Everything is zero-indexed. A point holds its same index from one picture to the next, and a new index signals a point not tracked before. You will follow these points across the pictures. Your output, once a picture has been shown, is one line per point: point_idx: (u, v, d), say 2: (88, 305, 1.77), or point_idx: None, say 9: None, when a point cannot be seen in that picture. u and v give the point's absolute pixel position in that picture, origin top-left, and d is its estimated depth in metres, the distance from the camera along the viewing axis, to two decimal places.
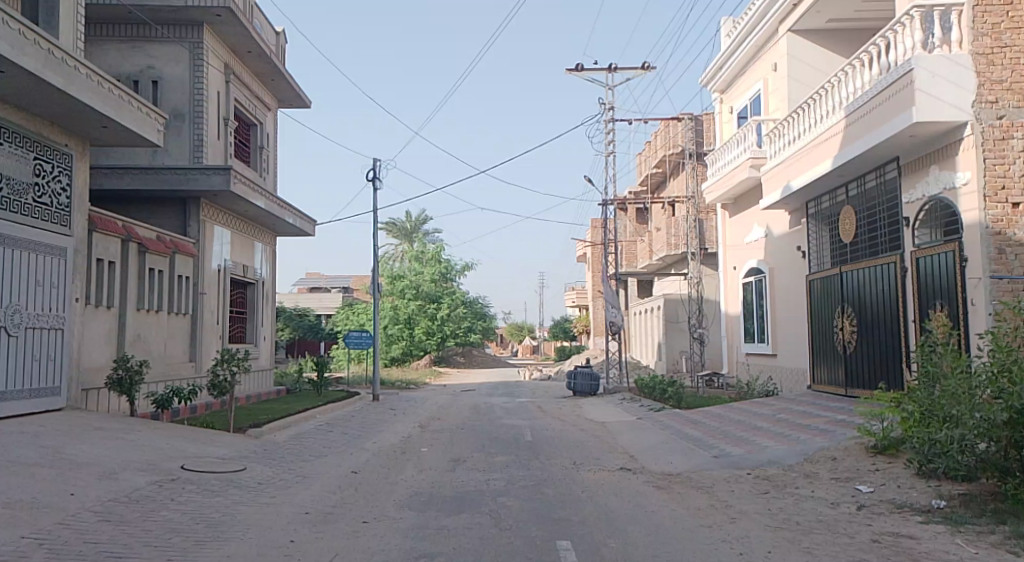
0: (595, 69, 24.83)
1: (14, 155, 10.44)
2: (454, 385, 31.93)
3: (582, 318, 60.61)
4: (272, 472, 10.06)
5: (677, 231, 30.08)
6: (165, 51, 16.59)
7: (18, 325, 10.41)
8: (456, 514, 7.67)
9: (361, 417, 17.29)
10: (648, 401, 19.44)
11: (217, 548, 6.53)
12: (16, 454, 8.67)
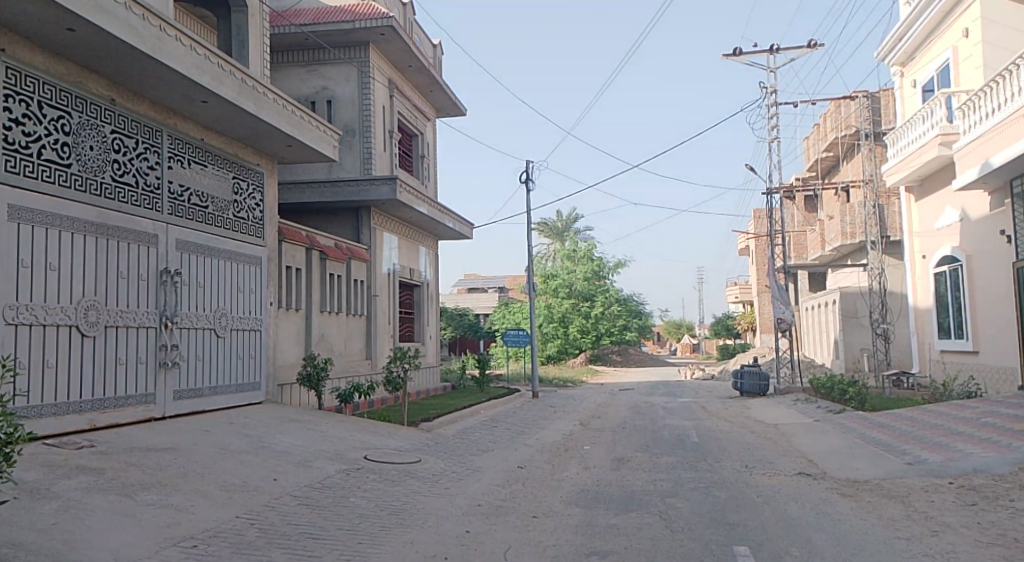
0: (756, 53, 24.49)
1: (218, 175, 11.63)
2: (613, 384, 32.10)
3: (747, 313, 58.99)
4: (445, 465, 10.74)
5: (854, 219, 28.88)
6: (337, 72, 17.87)
7: (227, 328, 11.62)
8: (626, 513, 7.97)
9: (524, 414, 17.88)
10: (826, 403, 18.93)
11: (401, 534, 7.16)
12: (228, 441, 9.74)
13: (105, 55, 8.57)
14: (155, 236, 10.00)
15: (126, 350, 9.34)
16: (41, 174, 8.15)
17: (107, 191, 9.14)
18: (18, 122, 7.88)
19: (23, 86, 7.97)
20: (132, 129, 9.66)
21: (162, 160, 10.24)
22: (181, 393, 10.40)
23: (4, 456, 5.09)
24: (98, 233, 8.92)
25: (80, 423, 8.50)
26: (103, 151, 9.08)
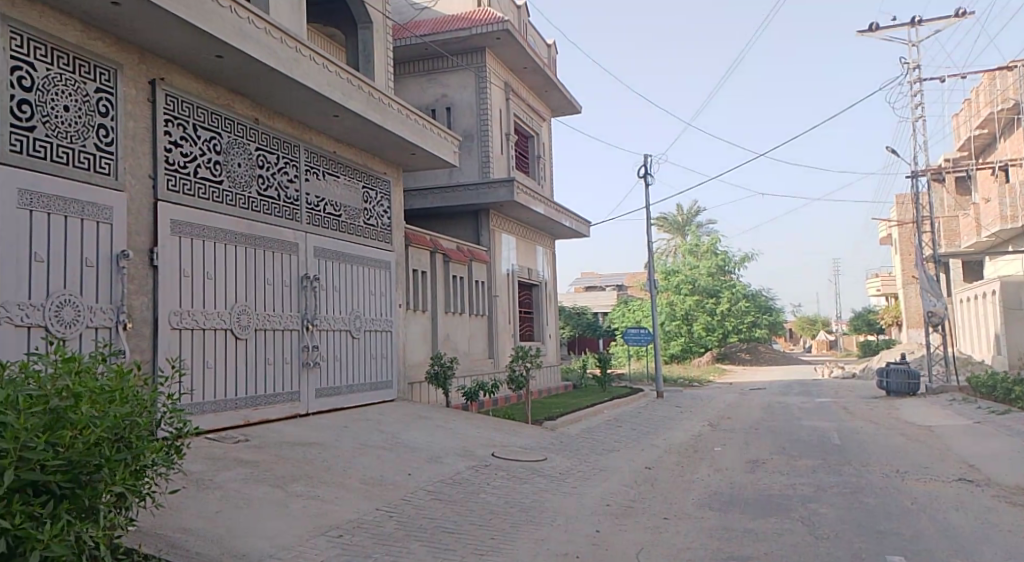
0: (896, 26, 23.46)
1: (349, 185, 12.24)
2: (744, 383, 31.44)
3: (892, 307, 56.34)
4: (571, 463, 10.96)
5: (1014, 202, 27.19)
6: (456, 79, 18.40)
7: (361, 329, 12.22)
8: (765, 518, 7.95)
9: (648, 414, 17.86)
10: (985, 404, 17.96)
11: (533, 531, 7.40)
12: (365, 437, 10.28)
13: (249, 79, 9.22)
14: (296, 245, 10.65)
15: (274, 352, 10.02)
16: (198, 191, 8.88)
17: (253, 204, 9.83)
18: (177, 145, 8.60)
19: (181, 112, 8.69)
20: (273, 145, 10.33)
21: (300, 173, 10.90)
22: (323, 391, 11.06)
23: (176, 449, 5.57)
24: (246, 243, 9.61)
25: (235, 420, 9.20)
26: (249, 167, 9.76)
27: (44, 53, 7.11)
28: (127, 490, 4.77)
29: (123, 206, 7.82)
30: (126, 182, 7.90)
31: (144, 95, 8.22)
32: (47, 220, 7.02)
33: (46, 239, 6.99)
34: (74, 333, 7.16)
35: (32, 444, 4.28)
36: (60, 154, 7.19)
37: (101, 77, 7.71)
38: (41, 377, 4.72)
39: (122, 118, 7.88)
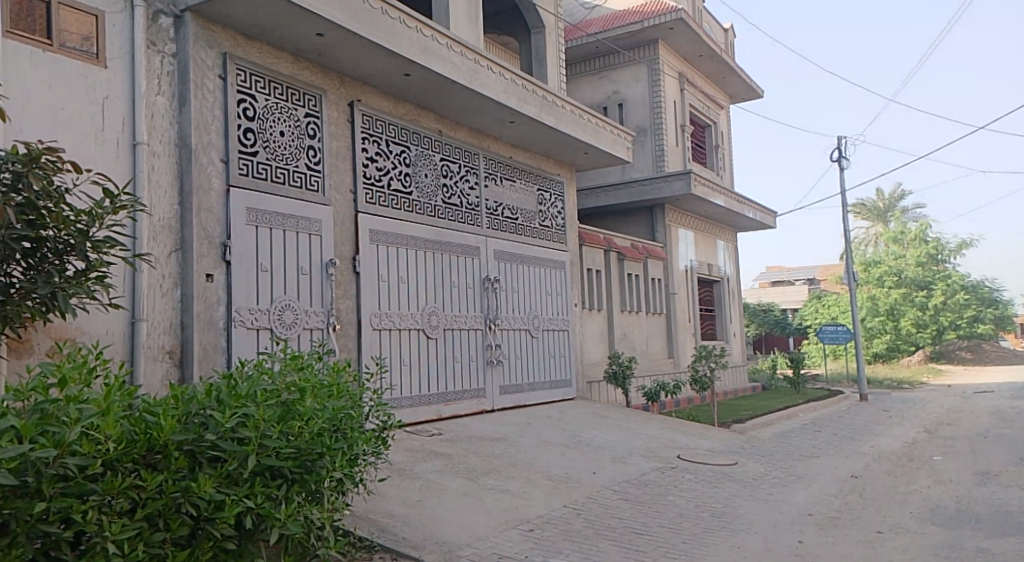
0: None
1: (524, 189, 12.59)
2: (965, 386, 29.15)
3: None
4: (764, 469, 10.76)
5: None
6: (628, 74, 18.50)
7: (539, 328, 12.57)
8: (997, 537, 7.49)
9: (850, 419, 17.04)
10: None
11: (727, 537, 7.40)
12: (548, 434, 10.62)
13: (435, 93, 9.79)
14: (477, 249, 11.16)
15: (460, 350, 10.57)
16: (392, 202, 9.56)
17: (439, 212, 10.44)
18: (373, 160, 9.31)
19: (376, 129, 9.40)
20: (457, 155, 10.93)
21: (480, 179, 11.39)
22: (506, 388, 11.54)
23: (384, 440, 6.07)
24: (434, 249, 10.21)
25: (431, 415, 9.84)
26: (435, 177, 10.36)
27: (263, 86, 7.94)
28: (346, 474, 5.32)
29: (329, 219, 8.58)
30: (332, 197, 8.66)
31: (345, 117, 8.96)
32: (269, 234, 7.84)
33: (270, 250, 7.84)
34: (293, 333, 7.97)
35: (270, 433, 4.75)
36: (279, 174, 8.02)
37: (309, 103, 8.49)
38: (272, 372, 5.35)
39: (327, 138, 8.64)
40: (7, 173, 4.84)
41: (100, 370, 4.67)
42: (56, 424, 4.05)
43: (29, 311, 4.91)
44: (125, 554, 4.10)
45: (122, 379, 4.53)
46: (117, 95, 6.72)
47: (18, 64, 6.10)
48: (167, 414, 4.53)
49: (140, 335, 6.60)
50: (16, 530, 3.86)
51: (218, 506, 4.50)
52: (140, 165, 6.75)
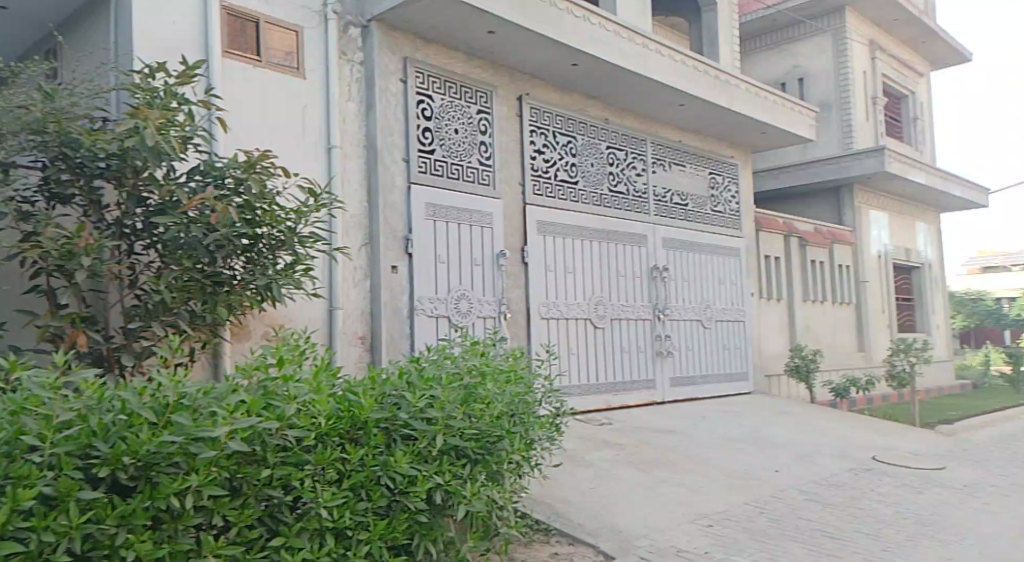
0: None
1: (694, 173, 12.23)
2: None
3: None
4: (979, 476, 9.75)
5: None
6: (812, 45, 17.79)
7: (711, 319, 12.22)
8: None
9: None
10: None
11: (937, 549, 6.70)
12: (725, 429, 10.06)
13: (604, 80, 9.78)
14: (645, 238, 11.08)
15: (628, 340, 10.59)
16: (559, 193, 9.74)
17: (606, 201, 10.49)
18: (541, 152, 9.53)
19: (543, 122, 9.60)
20: (624, 142, 10.90)
21: (648, 166, 11.28)
22: (678, 380, 11.41)
23: (557, 427, 6.13)
24: (600, 239, 10.29)
25: (599, 404, 9.96)
26: (601, 165, 10.42)
27: (439, 86, 8.32)
28: (523, 458, 5.54)
29: (501, 211, 8.84)
30: (503, 190, 8.93)
31: (515, 111, 9.23)
32: (445, 228, 8.21)
33: (448, 243, 8.22)
34: (469, 321, 8.32)
35: (456, 414, 5.11)
36: (454, 170, 8.38)
37: (482, 100, 8.78)
38: (455, 356, 5.66)
39: (497, 134, 8.91)
40: (229, 179, 5.35)
41: (310, 353, 5.19)
42: (277, 399, 4.61)
43: (249, 300, 5.39)
44: (334, 519, 4.61)
45: (328, 360, 5.07)
46: (314, 103, 7.29)
47: (237, 80, 6.75)
48: (367, 393, 5.00)
49: (336, 323, 7.16)
50: (247, 493, 4.41)
51: (412, 481, 4.87)
52: (333, 167, 7.30)
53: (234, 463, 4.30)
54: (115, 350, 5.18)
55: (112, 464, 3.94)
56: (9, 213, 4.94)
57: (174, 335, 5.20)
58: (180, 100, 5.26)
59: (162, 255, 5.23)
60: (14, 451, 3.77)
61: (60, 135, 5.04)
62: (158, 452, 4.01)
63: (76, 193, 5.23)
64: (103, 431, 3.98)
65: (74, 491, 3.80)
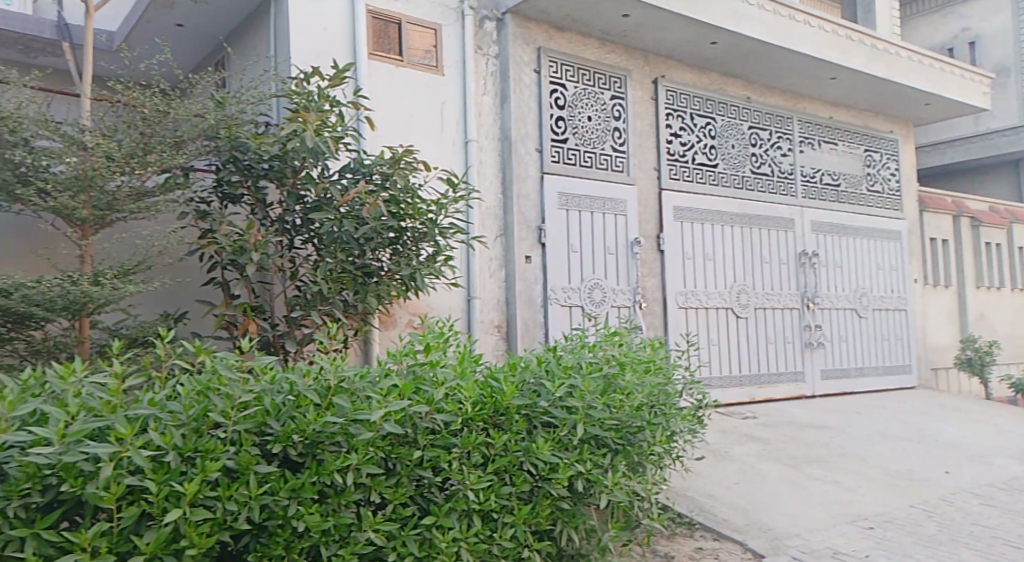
0: None
1: (847, 151, 11.50)
2: None
3: None
4: None
5: None
6: (984, 5, 16.31)
7: (867, 307, 11.46)
8: None
9: None
10: None
11: None
12: (886, 427, 9.32)
13: (745, 57, 9.37)
14: (791, 221, 10.57)
15: (774, 329, 10.18)
16: (696, 177, 9.49)
17: (747, 183, 10.09)
18: (677, 135, 9.31)
19: (680, 104, 9.37)
20: (767, 122, 10.42)
21: (795, 146, 10.73)
22: (828, 373, 10.80)
23: (701, 420, 6.01)
24: (740, 224, 9.92)
25: (741, 397, 9.63)
26: (743, 147, 10.03)
27: (573, 73, 8.30)
28: (665, 450, 5.54)
29: (636, 198, 8.72)
30: (637, 176, 8.79)
31: (649, 95, 9.05)
32: (579, 217, 8.19)
33: (581, 232, 8.21)
34: (603, 310, 8.27)
35: (596, 404, 5.14)
36: (587, 158, 8.33)
37: (615, 85, 8.67)
38: (592, 346, 5.66)
39: (631, 119, 8.78)
40: (377, 175, 5.58)
41: (452, 341, 5.30)
42: (427, 384, 4.81)
43: (395, 289, 5.59)
44: (480, 502, 4.75)
45: (470, 347, 5.17)
46: (452, 99, 7.46)
47: (383, 79, 7.06)
48: (509, 379, 5.10)
49: (474, 311, 7.32)
50: (401, 472, 4.63)
51: (553, 468, 4.98)
52: (470, 159, 7.46)
53: (388, 444, 4.58)
54: (279, 335, 5.48)
55: (284, 440, 4.35)
56: (189, 213, 5.34)
57: (329, 323, 5.46)
58: (332, 101, 5.53)
59: (319, 248, 5.50)
60: (203, 427, 4.20)
61: (230, 139, 5.38)
62: (322, 431, 4.38)
63: (245, 194, 5.57)
64: (275, 411, 4.38)
65: (251, 464, 4.22)
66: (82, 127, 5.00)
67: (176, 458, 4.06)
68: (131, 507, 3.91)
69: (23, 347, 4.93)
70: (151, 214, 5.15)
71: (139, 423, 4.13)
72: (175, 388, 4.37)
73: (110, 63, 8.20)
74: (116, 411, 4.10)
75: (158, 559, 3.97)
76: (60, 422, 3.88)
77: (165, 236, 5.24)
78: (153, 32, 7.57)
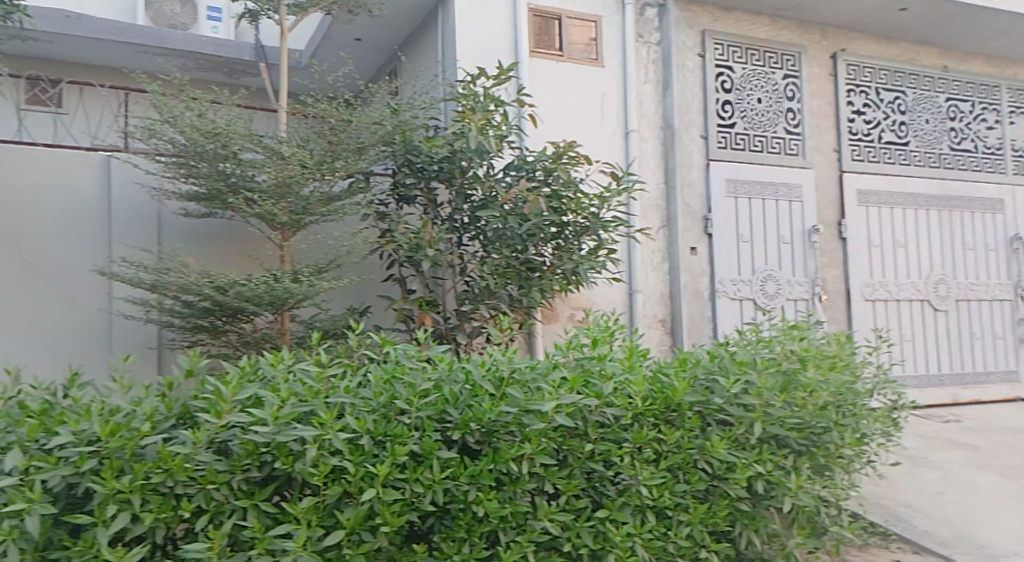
0: None
1: None
2: None
3: None
4: None
5: None
6: None
7: None
8: None
9: None
10: None
11: None
12: None
13: (943, 25, 8.28)
14: (1001, 202, 8.99)
15: (980, 326, 8.73)
16: (885, 157, 8.48)
17: (945, 160, 8.75)
18: (860, 112, 8.42)
19: (864, 78, 8.44)
20: (968, 91, 8.95)
21: (1003, 117, 9.14)
22: None
23: (896, 422, 5.48)
24: (939, 206, 8.64)
25: (945, 399, 8.42)
26: (940, 120, 8.76)
27: (741, 54, 7.88)
28: (856, 453, 5.16)
29: (813, 182, 8.04)
30: (815, 159, 8.10)
31: (828, 71, 8.27)
32: (749, 205, 7.77)
33: (751, 222, 7.77)
34: (777, 304, 7.76)
35: (775, 402, 4.88)
36: (756, 143, 7.88)
37: (788, 63, 8.06)
38: (770, 341, 5.33)
39: (807, 98, 8.10)
40: (540, 170, 5.73)
41: (618, 333, 5.21)
42: (596, 377, 4.76)
43: (559, 284, 5.72)
44: (654, 498, 4.67)
45: (637, 341, 5.08)
46: (612, 91, 7.33)
47: (544, 76, 7.09)
48: (679, 374, 4.98)
49: (636, 305, 7.12)
50: (572, 464, 4.65)
51: (731, 467, 4.80)
52: (632, 150, 7.28)
53: (560, 435, 4.61)
54: (450, 329, 5.67)
55: (463, 428, 4.48)
56: (371, 214, 5.69)
57: (496, 317, 5.63)
58: (497, 101, 5.70)
59: (485, 244, 5.72)
60: (390, 413, 4.43)
61: (405, 144, 5.76)
62: (497, 420, 4.48)
63: (418, 194, 5.90)
64: (454, 399, 4.51)
65: (434, 450, 4.37)
66: (280, 139, 5.49)
67: (369, 441, 4.30)
68: (335, 485, 4.23)
69: (236, 338, 5.47)
70: (339, 215, 5.60)
71: (337, 409, 4.38)
72: (365, 375, 4.59)
73: (305, 81, 8.84)
74: (318, 397, 4.36)
75: (357, 533, 4.26)
76: (274, 406, 4.20)
77: (351, 237, 5.60)
78: (338, 47, 8.07)
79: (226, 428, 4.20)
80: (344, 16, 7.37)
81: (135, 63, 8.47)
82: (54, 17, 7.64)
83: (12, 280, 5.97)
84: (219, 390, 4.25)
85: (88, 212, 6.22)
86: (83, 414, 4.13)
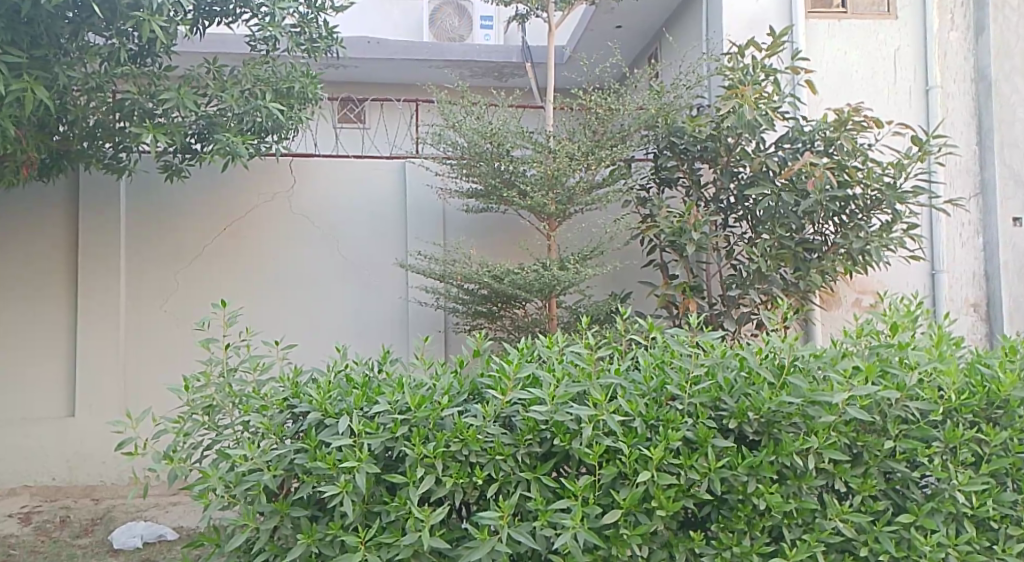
0: None
1: None
2: None
3: None
4: None
5: None
6: None
7: None
8: None
9: None
10: None
11: None
12: None
13: None
14: None
15: None
16: None
17: None
18: None
19: None
20: None
21: None
22: None
23: None
24: None
25: None
26: None
27: None
28: None
29: None
30: None
31: None
32: None
33: None
34: None
35: None
36: None
37: None
38: None
39: None
40: (819, 141, 5.74)
41: (922, 319, 4.51)
42: (896, 367, 4.04)
43: (842, 263, 5.75)
44: (974, 507, 3.92)
45: (946, 328, 4.36)
46: (908, 45, 6.51)
47: (823, 37, 6.47)
48: (1005, 368, 4.17)
49: (941, 286, 6.40)
50: (869, 462, 3.93)
51: None
52: (933, 110, 6.46)
53: (853, 429, 3.91)
54: (718, 314, 5.88)
55: (740, 417, 3.85)
56: (632, 200, 5.96)
57: (769, 301, 5.76)
58: (769, 71, 5.72)
59: (754, 225, 5.83)
60: (661, 398, 3.90)
61: (668, 126, 5.85)
62: (778, 411, 3.84)
63: (681, 176, 6.01)
64: (729, 386, 3.91)
65: (711, 437, 3.79)
66: (549, 135, 5.92)
67: (641, 424, 3.80)
68: (611, 465, 3.74)
69: (509, 322, 5.97)
70: (602, 204, 5.92)
71: (608, 392, 3.93)
72: (634, 359, 4.14)
73: (572, 74, 9.05)
74: (591, 377, 3.93)
75: (633, 514, 3.73)
76: (552, 384, 3.83)
77: (614, 223, 5.99)
78: (604, 38, 8.13)
79: (509, 405, 3.85)
80: (604, 4, 7.33)
81: (414, 73, 9.28)
82: (358, 43, 8.70)
83: (340, 275, 6.89)
84: (502, 367, 3.94)
85: (390, 212, 6.96)
86: (396, 387, 3.97)
